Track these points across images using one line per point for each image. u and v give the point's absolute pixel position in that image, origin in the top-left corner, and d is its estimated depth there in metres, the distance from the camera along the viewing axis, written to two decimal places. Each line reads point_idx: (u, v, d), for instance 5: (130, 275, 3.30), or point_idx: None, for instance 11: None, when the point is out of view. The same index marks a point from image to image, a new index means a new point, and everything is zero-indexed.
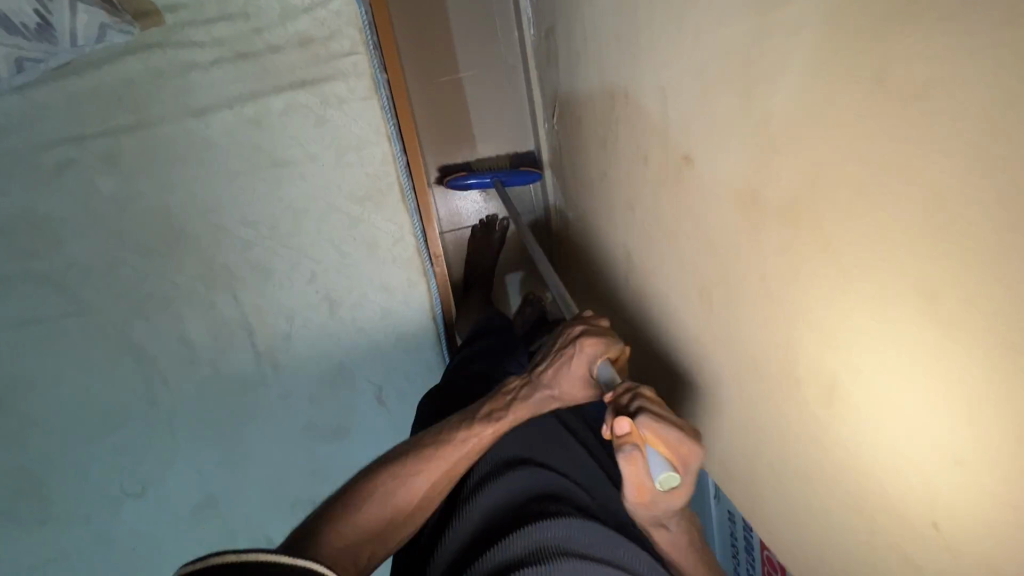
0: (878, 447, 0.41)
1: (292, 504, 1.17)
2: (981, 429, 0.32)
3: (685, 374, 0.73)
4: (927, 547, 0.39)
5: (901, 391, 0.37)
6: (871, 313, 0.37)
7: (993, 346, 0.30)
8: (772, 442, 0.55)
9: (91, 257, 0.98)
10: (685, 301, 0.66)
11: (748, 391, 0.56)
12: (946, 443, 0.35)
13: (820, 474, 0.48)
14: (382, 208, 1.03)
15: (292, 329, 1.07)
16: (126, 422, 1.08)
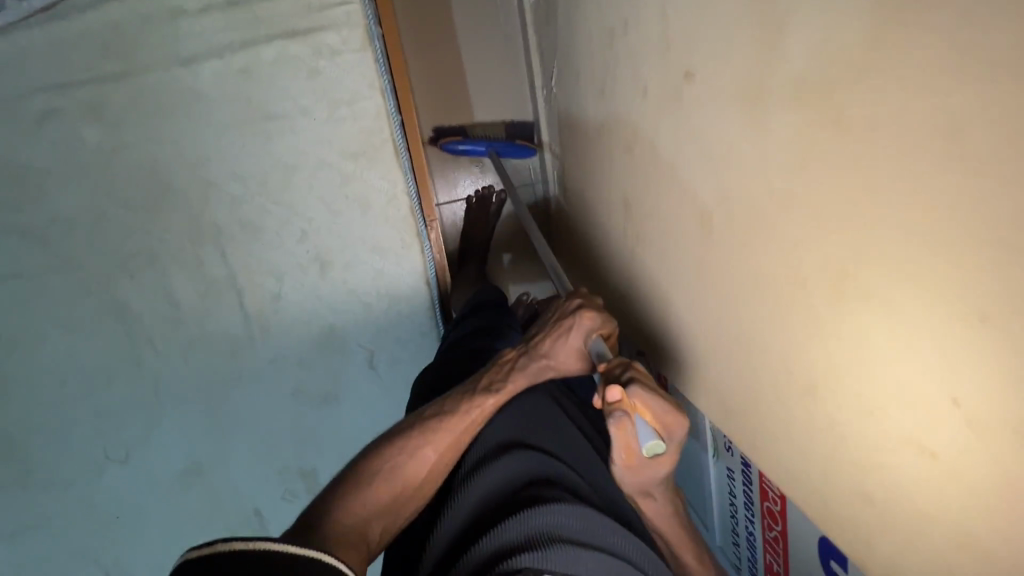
0: (884, 343, 0.42)
1: (284, 468, 1.16)
2: (984, 307, 0.34)
3: (688, 319, 0.71)
4: (936, 438, 0.40)
5: (905, 281, 0.39)
6: (918, 194, 0.37)
7: (996, 227, 0.32)
8: (787, 370, 0.52)
9: (77, 210, 0.96)
10: (691, 237, 0.63)
11: (761, 318, 0.54)
12: (947, 327, 0.37)
13: (847, 387, 0.46)
14: (376, 163, 1.01)
15: (282, 289, 1.05)
16: (111, 385, 1.05)
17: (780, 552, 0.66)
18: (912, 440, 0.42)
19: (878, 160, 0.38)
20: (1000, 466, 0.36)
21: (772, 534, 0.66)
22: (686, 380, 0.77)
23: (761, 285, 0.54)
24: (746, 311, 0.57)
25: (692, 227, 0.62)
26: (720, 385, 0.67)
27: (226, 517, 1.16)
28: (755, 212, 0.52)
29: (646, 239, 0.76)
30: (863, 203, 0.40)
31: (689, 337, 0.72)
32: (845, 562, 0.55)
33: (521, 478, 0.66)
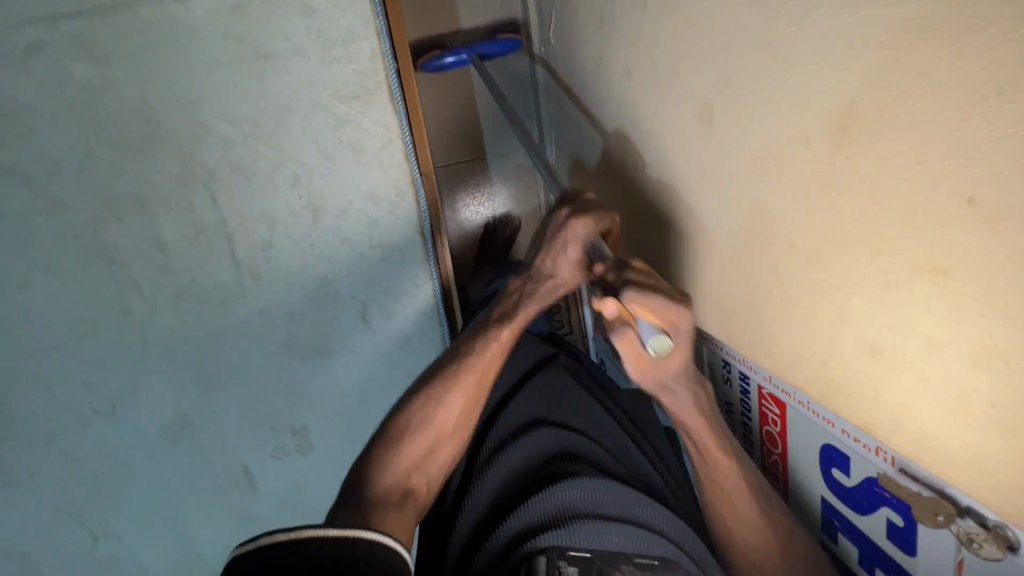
0: (874, 214, 0.40)
1: (275, 423, 1.15)
2: (983, 145, 0.32)
3: (685, 242, 0.69)
4: (931, 310, 0.38)
5: (899, 137, 0.36)
6: (897, 16, 0.34)
7: (984, 34, 0.30)
8: (781, 271, 0.51)
9: (64, 149, 0.94)
10: (688, 150, 0.62)
11: (757, 218, 0.52)
12: (943, 179, 0.34)
13: (836, 263, 0.44)
14: (370, 107, 0.99)
15: (274, 236, 1.03)
16: (97, 334, 1.03)
17: (781, 478, 0.64)
18: (906, 316, 0.40)
19: (872, 3, 0.36)
20: (994, 310, 0.34)
21: (773, 459, 0.65)
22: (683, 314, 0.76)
23: (753, 182, 0.52)
24: (737, 216, 0.56)
25: (689, 139, 0.61)
26: (717, 307, 0.66)
27: (215, 473, 1.16)
28: (747, 102, 0.50)
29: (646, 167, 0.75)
30: (858, 57, 0.37)
31: (686, 263, 0.71)
32: (848, 463, 0.52)
33: (541, 458, 0.71)
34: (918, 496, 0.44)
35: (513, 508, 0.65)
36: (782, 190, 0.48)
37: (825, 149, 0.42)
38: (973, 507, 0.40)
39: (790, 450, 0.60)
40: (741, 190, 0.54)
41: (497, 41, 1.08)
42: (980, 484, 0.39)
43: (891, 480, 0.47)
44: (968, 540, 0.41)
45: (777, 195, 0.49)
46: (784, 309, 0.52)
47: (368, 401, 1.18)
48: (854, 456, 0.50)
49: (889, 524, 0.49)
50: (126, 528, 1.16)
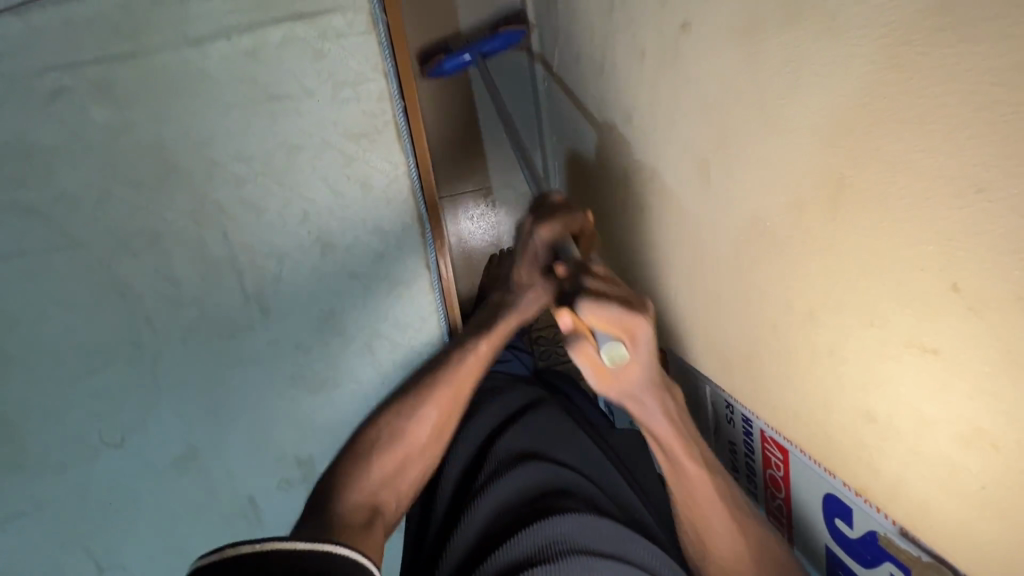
0: (863, 283, 0.41)
1: (281, 453, 1.16)
2: (960, 235, 0.33)
3: (685, 286, 0.71)
4: (919, 380, 0.39)
5: (887, 217, 0.37)
6: (881, 100, 0.36)
7: (962, 129, 0.31)
8: (777, 326, 0.52)
9: (81, 189, 0.97)
10: (685, 195, 0.64)
11: (752, 272, 0.54)
12: (922, 263, 0.36)
13: (829, 324, 0.45)
14: (377, 146, 1.02)
15: (283, 270, 1.05)
16: (108, 367, 1.05)
17: (787, 522, 0.64)
18: (896, 383, 0.41)
19: (859, 88, 0.37)
20: (987, 392, 0.34)
21: (777, 503, 0.65)
22: (684, 353, 0.77)
23: (750, 237, 0.53)
24: (735, 270, 0.57)
25: (688, 189, 0.62)
26: (717, 353, 0.67)
27: (221, 504, 1.16)
28: (744, 162, 0.51)
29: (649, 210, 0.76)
30: (844, 135, 0.39)
31: (686, 305, 0.73)
32: (851, 517, 0.52)
33: (537, 492, 0.70)
34: (920, 561, 0.45)
35: (507, 535, 0.65)
36: (778, 247, 0.49)
37: (817, 215, 0.43)
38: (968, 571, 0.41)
39: (793, 496, 0.61)
40: (739, 242, 0.55)
41: (500, 35, 1.07)
42: (973, 551, 0.40)
43: (892, 542, 0.47)
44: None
45: (773, 252, 0.50)
46: (781, 359, 0.53)
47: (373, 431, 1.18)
48: (855, 508, 0.51)
49: None
50: (131, 559, 1.16)
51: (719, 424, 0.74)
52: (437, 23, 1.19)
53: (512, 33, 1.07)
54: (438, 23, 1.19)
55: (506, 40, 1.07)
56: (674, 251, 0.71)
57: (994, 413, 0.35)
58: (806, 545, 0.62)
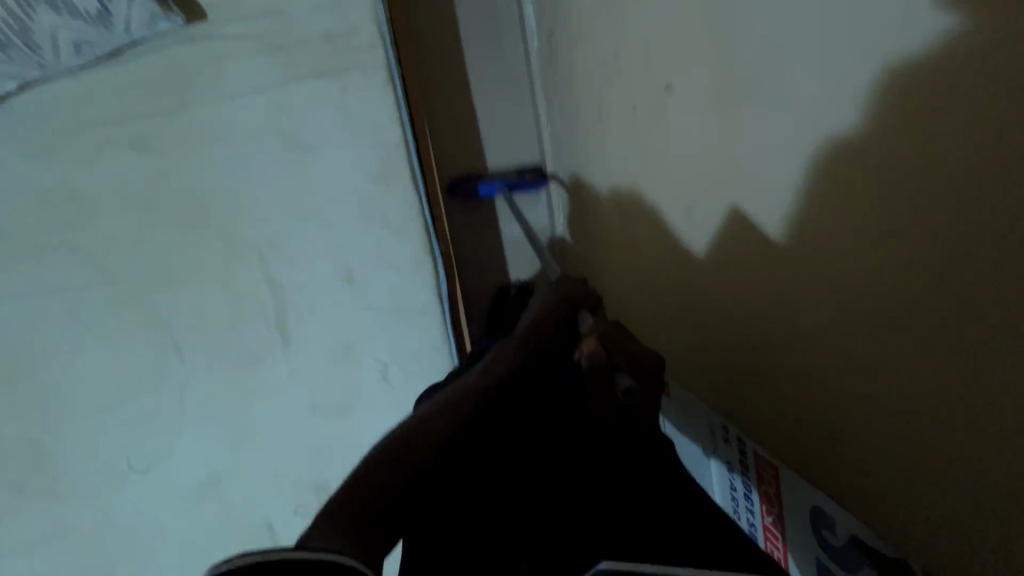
0: (857, 311, 0.49)
1: (297, 481, 1.19)
2: (929, 279, 0.41)
3: (684, 305, 0.81)
4: (901, 399, 0.46)
5: (876, 259, 0.46)
6: (833, 164, 0.48)
7: (884, 188, 0.43)
8: (763, 329, 0.64)
9: (120, 230, 1.05)
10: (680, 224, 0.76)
11: (744, 288, 0.66)
12: (901, 299, 0.44)
13: (803, 329, 0.57)
14: (393, 185, 1.10)
15: (306, 302, 1.12)
16: (139, 394, 1.11)
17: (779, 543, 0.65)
18: (884, 399, 0.48)
19: (855, 153, 0.45)
20: (909, 386, 0.45)
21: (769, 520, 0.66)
22: (683, 367, 0.86)
23: (768, 267, 0.61)
24: (752, 296, 0.64)
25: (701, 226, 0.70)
26: (716, 365, 0.76)
27: (237, 532, 1.19)
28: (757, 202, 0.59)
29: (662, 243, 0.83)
30: (805, 188, 0.52)
31: (685, 323, 0.82)
32: (834, 528, 0.55)
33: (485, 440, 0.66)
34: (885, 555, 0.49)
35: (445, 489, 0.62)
36: (792, 277, 0.57)
37: (822, 252, 0.52)
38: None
39: (785, 518, 0.63)
40: (757, 271, 0.63)
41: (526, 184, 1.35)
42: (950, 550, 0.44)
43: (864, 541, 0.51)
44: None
45: (787, 280, 0.58)
46: (796, 373, 0.60)
47: None
48: (836, 515, 0.54)
49: None
50: None
51: (712, 442, 0.75)
52: (451, 81, 1.36)
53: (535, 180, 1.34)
54: (453, 82, 1.36)
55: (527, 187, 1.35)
56: (675, 275, 0.81)
57: (953, 429, 0.42)
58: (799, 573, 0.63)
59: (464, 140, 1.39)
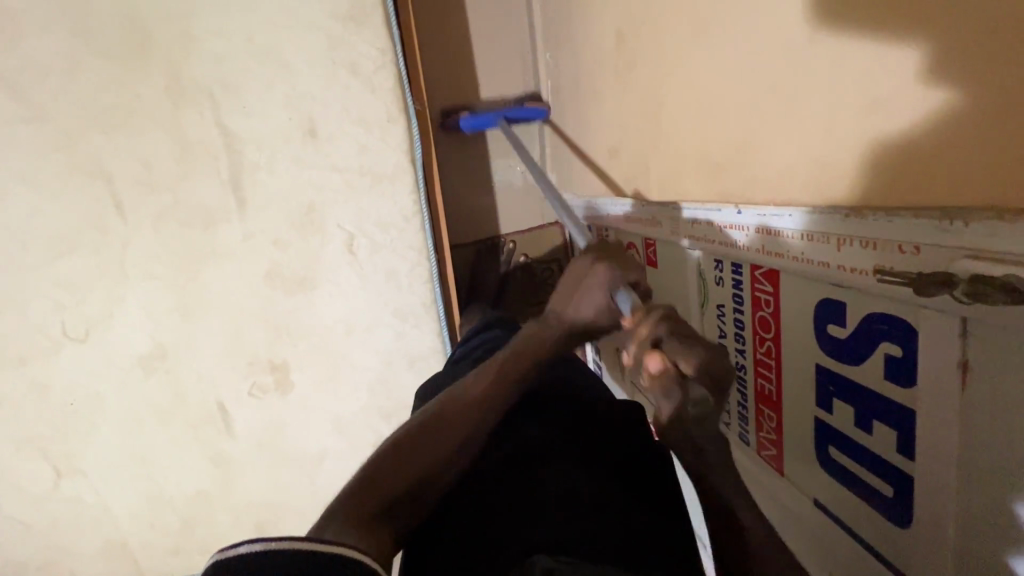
0: (854, 125, 0.45)
1: (252, 358, 1.10)
2: (932, 61, 0.37)
3: (675, 133, 0.73)
4: (878, 216, 0.43)
5: (886, 55, 0.40)
6: None
7: None
8: (770, 117, 0.54)
9: (49, 57, 0.93)
10: (682, 28, 0.66)
11: (744, 75, 0.57)
12: (910, 101, 0.39)
13: (857, 68, 0.43)
14: (364, 30, 0.98)
15: (264, 159, 1.01)
16: (73, 253, 1.00)
17: (773, 368, 0.61)
18: (861, 220, 0.44)
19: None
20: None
21: (764, 348, 0.62)
22: (668, 211, 0.78)
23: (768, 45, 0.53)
24: (743, 101, 0.58)
25: (703, 23, 0.62)
26: (708, 188, 0.67)
27: (187, 411, 1.11)
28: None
29: (659, 72, 0.74)
30: None
31: (676, 153, 0.74)
32: (839, 318, 0.50)
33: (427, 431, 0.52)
34: (918, 299, 0.41)
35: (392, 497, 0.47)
36: (781, 72, 0.51)
37: (814, 73, 0.47)
38: (976, 270, 0.36)
39: (782, 333, 0.58)
40: (748, 62, 0.56)
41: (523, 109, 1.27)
42: None
43: (886, 307, 0.45)
44: (999, 286, 0.34)
45: (776, 68, 0.52)
46: (783, 163, 0.53)
47: (351, 338, 1.12)
48: (848, 300, 0.48)
49: (887, 362, 0.45)
50: (91, 465, 1.11)
51: (708, 290, 0.73)
52: None
53: (534, 109, 1.27)
54: None
55: (527, 113, 1.26)
56: (667, 99, 0.73)
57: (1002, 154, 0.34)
58: (793, 392, 0.58)
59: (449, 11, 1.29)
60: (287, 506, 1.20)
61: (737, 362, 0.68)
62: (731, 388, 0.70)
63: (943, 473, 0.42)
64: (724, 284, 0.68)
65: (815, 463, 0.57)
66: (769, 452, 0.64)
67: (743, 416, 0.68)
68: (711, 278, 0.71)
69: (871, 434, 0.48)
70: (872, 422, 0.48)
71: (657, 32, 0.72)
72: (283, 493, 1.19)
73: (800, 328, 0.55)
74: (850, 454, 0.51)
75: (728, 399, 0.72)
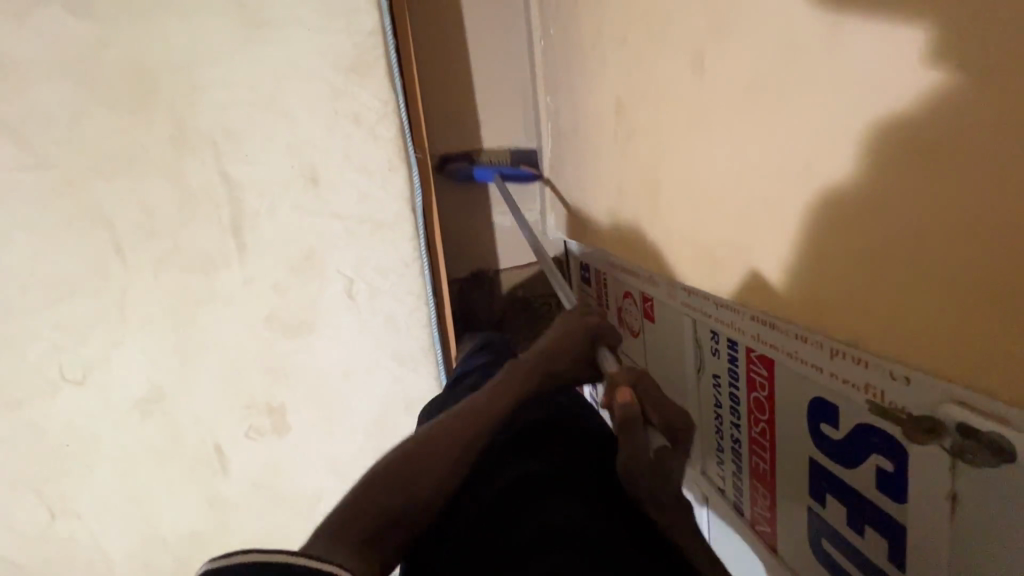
0: (838, 250, 0.47)
1: (249, 400, 1.10)
2: (914, 222, 0.40)
3: (672, 204, 0.74)
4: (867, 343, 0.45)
5: (872, 200, 0.43)
6: None
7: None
8: (768, 212, 0.55)
9: (53, 107, 0.93)
10: (681, 107, 0.68)
11: (740, 165, 0.58)
12: (936, 224, 0.38)
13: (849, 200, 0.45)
14: (367, 81, 0.99)
15: (265, 205, 1.02)
16: (74, 297, 1.01)
17: (767, 449, 0.62)
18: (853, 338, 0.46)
19: (892, 85, 0.40)
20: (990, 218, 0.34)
21: (759, 429, 0.63)
22: (665, 275, 0.80)
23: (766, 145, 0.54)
24: (741, 192, 0.59)
25: (702, 108, 0.63)
26: (705, 264, 0.69)
27: (184, 452, 1.11)
28: (764, 74, 0.52)
29: (658, 142, 0.75)
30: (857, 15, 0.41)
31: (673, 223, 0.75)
32: (830, 418, 0.51)
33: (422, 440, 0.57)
34: (901, 424, 0.43)
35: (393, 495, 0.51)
36: (780, 174, 0.53)
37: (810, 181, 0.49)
38: (958, 415, 0.37)
39: (776, 419, 0.59)
40: (746, 156, 0.57)
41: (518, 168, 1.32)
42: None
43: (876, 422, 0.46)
44: (978, 437, 0.36)
45: (774, 168, 0.53)
46: (783, 257, 0.54)
47: (348, 381, 1.12)
48: (840, 404, 0.49)
49: (877, 472, 0.46)
50: (86, 506, 1.10)
51: (704, 359, 0.74)
52: None
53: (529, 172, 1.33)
54: None
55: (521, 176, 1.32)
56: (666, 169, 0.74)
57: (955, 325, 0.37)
58: (787, 478, 0.59)
59: (452, 55, 1.31)
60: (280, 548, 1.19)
61: (732, 436, 0.69)
62: (725, 459, 0.71)
63: None
64: (719, 358, 0.69)
65: (807, 551, 0.57)
66: (762, 529, 0.65)
67: (738, 488, 0.69)
68: (706, 348, 0.72)
69: (862, 536, 0.49)
70: (863, 525, 0.49)
71: (656, 106, 0.73)
72: (278, 535, 1.18)
73: (793, 418, 0.56)
74: (841, 550, 0.52)
75: (722, 469, 0.72)
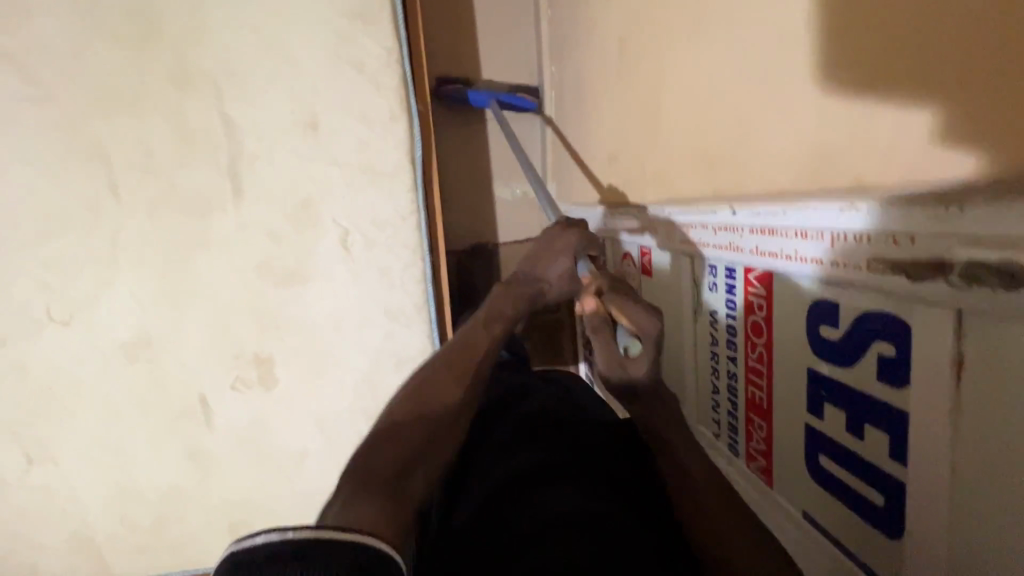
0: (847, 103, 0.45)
1: (237, 350, 1.08)
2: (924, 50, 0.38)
3: (673, 138, 0.73)
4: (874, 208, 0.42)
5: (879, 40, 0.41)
6: None
7: None
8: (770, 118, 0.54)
9: (58, 39, 0.93)
10: (685, 34, 0.67)
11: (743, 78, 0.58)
12: (947, 17, 0.36)
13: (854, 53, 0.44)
14: (372, 29, 0.99)
15: (264, 149, 1.01)
16: (66, 234, 1.00)
17: (764, 375, 0.60)
18: (858, 212, 0.44)
19: None
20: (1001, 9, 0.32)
21: (756, 354, 0.61)
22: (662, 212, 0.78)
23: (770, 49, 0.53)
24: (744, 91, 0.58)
25: (706, 29, 0.63)
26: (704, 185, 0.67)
27: (169, 402, 1.08)
28: None
29: (660, 77, 0.74)
30: None
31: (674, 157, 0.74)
32: (832, 321, 0.49)
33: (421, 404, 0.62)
34: (906, 293, 0.41)
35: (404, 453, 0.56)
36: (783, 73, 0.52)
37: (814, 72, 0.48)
38: (976, 255, 0.35)
39: (774, 338, 0.58)
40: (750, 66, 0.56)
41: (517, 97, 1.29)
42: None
43: (880, 307, 0.44)
44: (993, 271, 0.34)
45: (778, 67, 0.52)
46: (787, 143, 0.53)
47: (340, 335, 1.10)
48: (842, 299, 0.48)
49: (879, 363, 0.45)
50: (65, 453, 1.08)
51: (699, 298, 0.72)
52: None
53: (528, 100, 1.29)
54: None
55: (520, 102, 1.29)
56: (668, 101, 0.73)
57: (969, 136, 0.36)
58: (784, 400, 0.57)
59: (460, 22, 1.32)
60: (260, 509, 1.16)
61: (728, 371, 0.67)
62: (721, 397, 0.69)
63: (936, 478, 0.41)
64: (716, 291, 0.68)
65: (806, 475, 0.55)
66: (758, 465, 0.63)
67: (733, 424, 0.67)
68: (704, 283, 0.71)
69: (863, 442, 0.47)
70: (864, 428, 0.47)
71: (660, 39, 0.73)
72: (259, 495, 1.15)
73: (793, 333, 0.54)
74: (842, 465, 0.50)
75: (717, 409, 0.71)
